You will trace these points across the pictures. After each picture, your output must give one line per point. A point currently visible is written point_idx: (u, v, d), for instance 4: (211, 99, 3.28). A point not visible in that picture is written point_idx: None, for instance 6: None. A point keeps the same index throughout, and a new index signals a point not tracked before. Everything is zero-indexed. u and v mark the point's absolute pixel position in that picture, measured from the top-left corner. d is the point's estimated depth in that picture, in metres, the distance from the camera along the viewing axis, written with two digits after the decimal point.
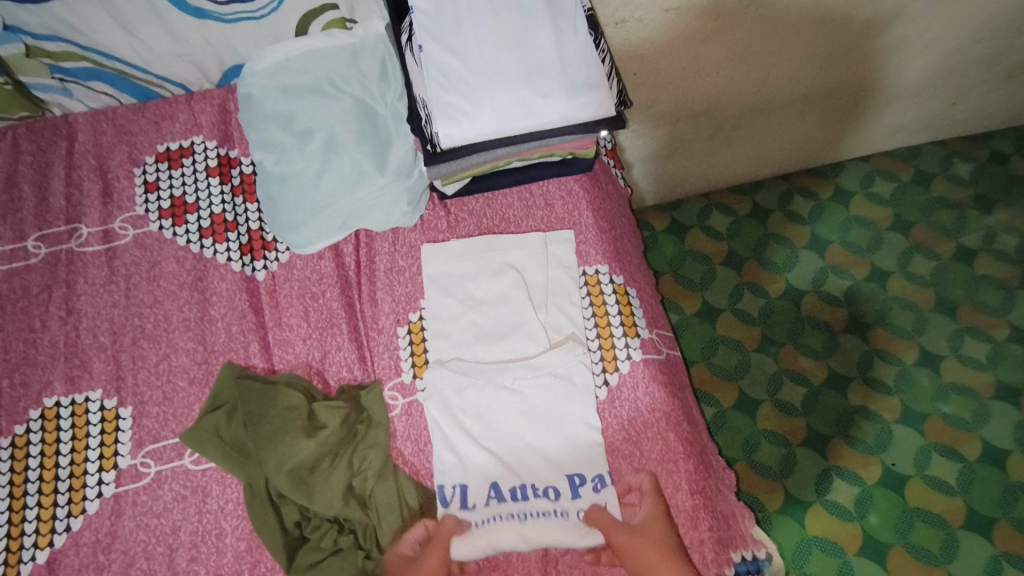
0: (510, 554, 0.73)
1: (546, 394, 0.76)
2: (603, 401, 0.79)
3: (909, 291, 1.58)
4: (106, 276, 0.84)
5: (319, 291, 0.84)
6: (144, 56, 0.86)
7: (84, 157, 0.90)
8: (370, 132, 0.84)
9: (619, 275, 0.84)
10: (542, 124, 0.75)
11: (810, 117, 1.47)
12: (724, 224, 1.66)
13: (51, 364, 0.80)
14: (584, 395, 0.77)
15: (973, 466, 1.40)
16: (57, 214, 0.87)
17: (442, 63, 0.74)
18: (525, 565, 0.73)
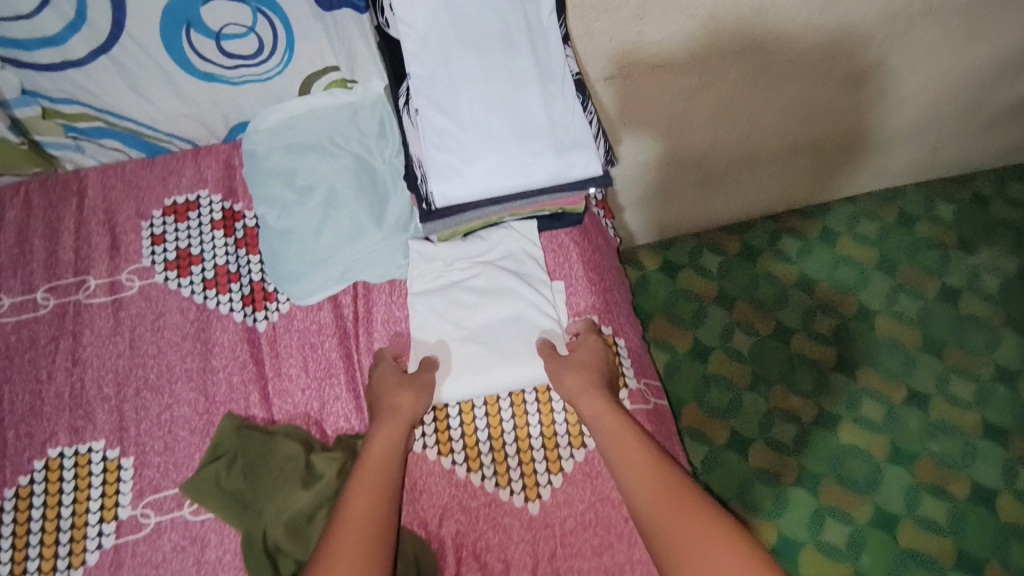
0: None
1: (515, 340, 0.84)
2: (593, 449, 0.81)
3: (896, 330, 1.61)
4: (111, 327, 0.87)
5: (318, 341, 0.87)
6: (154, 116, 0.90)
7: (93, 211, 0.93)
8: (369, 187, 0.89)
9: (608, 326, 0.88)
10: (532, 181, 0.79)
11: (795, 162, 1.52)
12: (715, 263, 1.69)
13: (55, 415, 0.82)
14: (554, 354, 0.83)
15: (963, 505, 1.43)
16: (66, 266, 0.90)
17: (436, 124, 0.78)
18: None
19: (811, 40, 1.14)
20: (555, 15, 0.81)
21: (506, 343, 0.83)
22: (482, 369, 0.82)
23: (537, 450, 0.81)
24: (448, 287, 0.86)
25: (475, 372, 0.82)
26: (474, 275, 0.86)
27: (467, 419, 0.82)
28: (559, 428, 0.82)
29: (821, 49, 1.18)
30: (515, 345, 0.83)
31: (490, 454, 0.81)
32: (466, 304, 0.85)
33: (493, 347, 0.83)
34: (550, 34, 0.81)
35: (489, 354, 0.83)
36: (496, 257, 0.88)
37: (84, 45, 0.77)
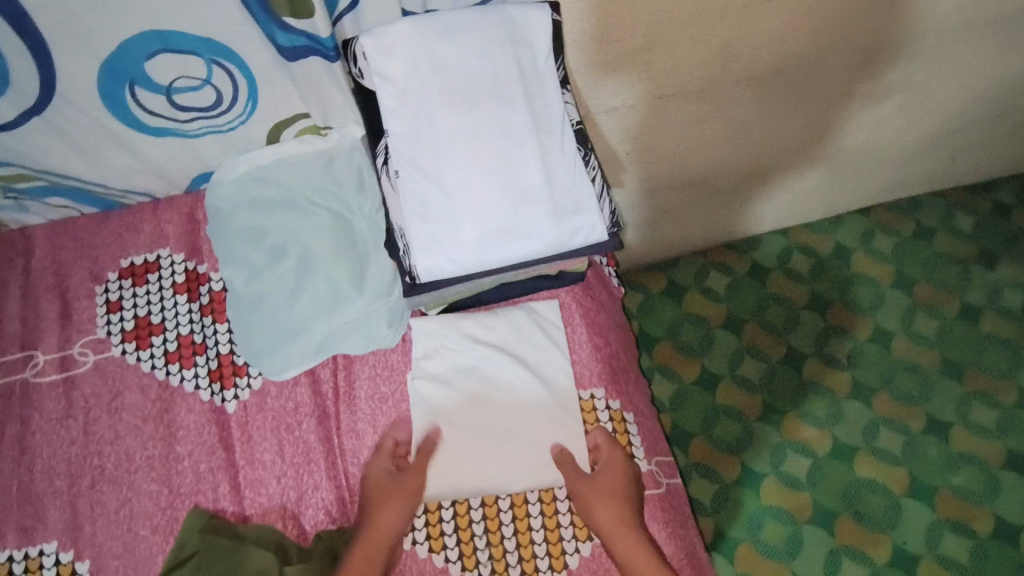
0: None
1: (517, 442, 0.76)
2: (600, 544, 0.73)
3: (914, 352, 1.53)
4: (63, 409, 0.78)
5: (294, 422, 0.78)
6: (103, 174, 0.81)
7: (42, 275, 0.84)
8: (347, 248, 0.80)
9: (616, 399, 0.79)
10: (530, 253, 0.70)
11: (809, 177, 1.43)
12: (722, 284, 1.61)
13: (2, 514, 0.74)
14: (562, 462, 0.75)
15: (986, 542, 1.36)
16: (12, 340, 0.81)
17: (420, 191, 0.70)
18: None
19: (830, 60, 1.05)
20: (553, 61, 0.73)
21: (520, 434, 0.76)
22: (493, 466, 0.75)
23: (538, 544, 0.74)
24: (459, 369, 0.79)
25: (484, 468, 0.74)
26: (486, 357, 0.79)
27: (461, 509, 0.74)
28: (562, 520, 0.74)
29: (840, 69, 1.08)
30: (530, 436, 0.76)
31: (486, 550, 0.73)
32: (479, 390, 0.78)
33: (507, 438, 0.76)
34: (547, 83, 0.73)
35: (502, 446, 0.75)
36: (510, 335, 0.80)
37: (10, 105, 0.68)
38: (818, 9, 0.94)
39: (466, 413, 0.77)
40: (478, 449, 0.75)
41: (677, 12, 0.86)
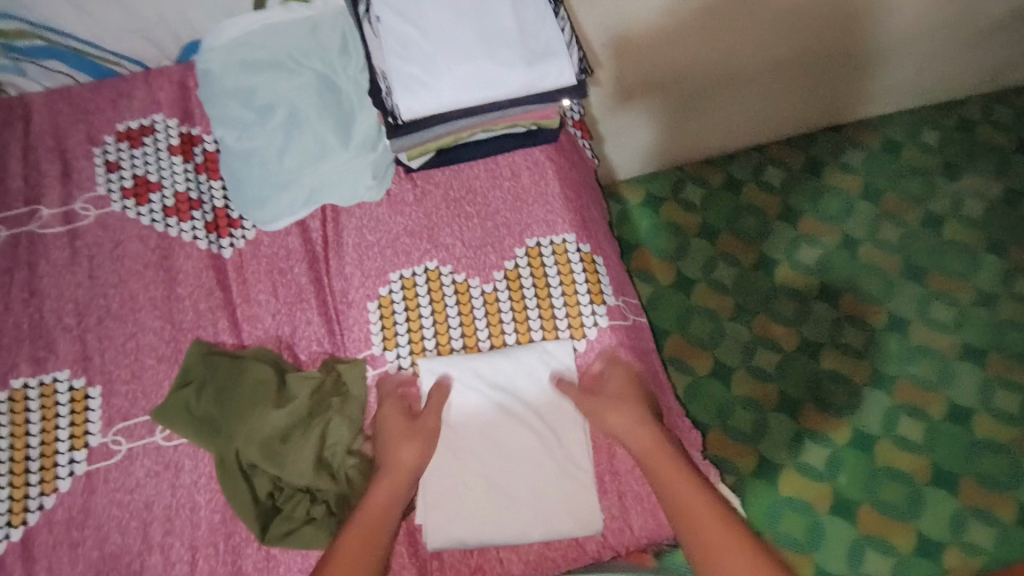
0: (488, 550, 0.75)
1: (527, 486, 0.75)
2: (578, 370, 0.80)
3: (879, 257, 1.59)
4: (69, 257, 0.84)
5: (287, 266, 0.84)
6: (97, 32, 0.86)
7: (41, 137, 0.89)
8: (333, 106, 0.84)
9: (586, 243, 0.86)
10: (505, 93, 0.75)
11: (780, 85, 1.47)
12: (698, 196, 1.66)
13: (16, 346, 0.80)
14: (579, 503, 0.74)
15: (939, 425, 1.44)
16: (16, 195, 0.86)
17: (401, 35, 0.75)
18: None
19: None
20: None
21: (534, 480, 0.75)
22: (504, 520, 0.74)
23: None
24: (473, 414, 0.77)
25: (494, 517, 0.74)
26: (500, 403, 0.77)
27: (443, 339, 0.81)
28: (534, 335, 0.82)
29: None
30: (544, 488, 0.75)
31: None
32: (493, 436, 0.76)
33: (520, 487, 0.75)
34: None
35: (514, 496, 0.74)
36: (525, 376, 0.78)
37: None
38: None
39: (480, 462, 0.75)
40: (491, 499, 0.74)
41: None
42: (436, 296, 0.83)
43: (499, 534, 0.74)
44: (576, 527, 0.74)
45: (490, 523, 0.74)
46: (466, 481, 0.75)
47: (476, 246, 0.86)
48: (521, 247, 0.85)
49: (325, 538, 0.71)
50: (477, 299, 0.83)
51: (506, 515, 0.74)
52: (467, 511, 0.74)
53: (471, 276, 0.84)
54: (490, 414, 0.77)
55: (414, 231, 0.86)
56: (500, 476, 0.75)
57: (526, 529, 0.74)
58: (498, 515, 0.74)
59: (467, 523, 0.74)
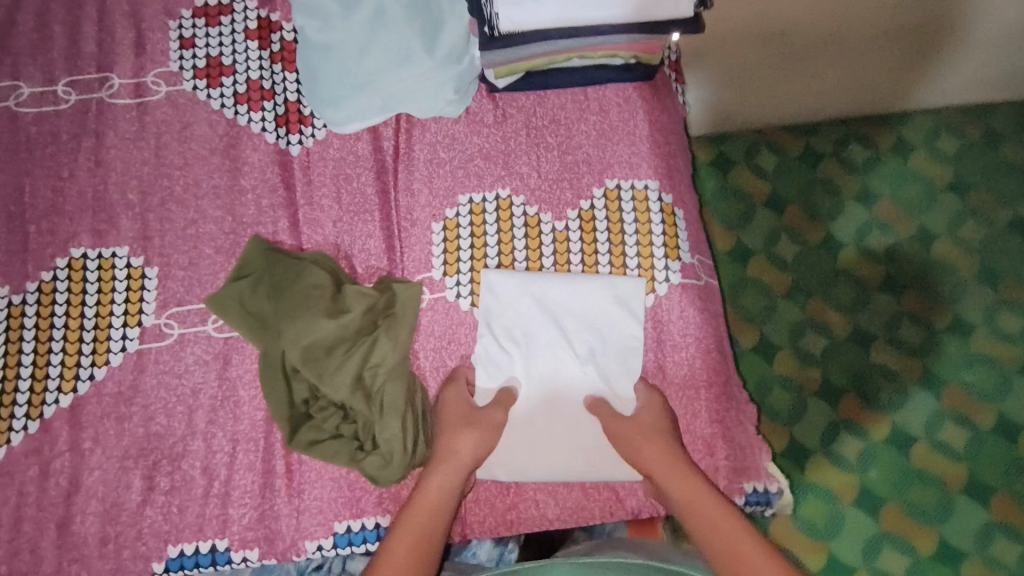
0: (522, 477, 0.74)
1: (572, 433, 0.74)
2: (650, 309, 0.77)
3: (954, 255, 1.42)
4: (136, 131, 0.81)
5: (354, 173, 0.81)
6: None
7: (117, 3, 0.85)
8: (422, 8, 0.76)
9: (668, 193, 0.80)
10: (609, 16, 0.70)
11: (894, 58, 1.30)
12: (772, 162, 1.48)
13: (78, 216, 0.78)
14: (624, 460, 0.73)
15: (984, 436, 1.31)
16: (88, 60, 0.83)
17: None
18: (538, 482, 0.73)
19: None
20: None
21: (574, 425, 0.74)
22: (545, 442, 0.73)
23: None
24: (532, 341, 0.76)
25: (533, 448, 0.73)
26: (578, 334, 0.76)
27: None
28: None
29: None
30: (590, 439, 0.73)
31: None
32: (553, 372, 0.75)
33: (567, 432, 0.74)
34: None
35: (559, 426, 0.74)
36: (591, 316, 0.76)
37: None
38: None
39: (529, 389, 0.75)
40: (544, 435, 0.74)
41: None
42: (504, 226, 0.79)
43: (543, 472, 0.73)
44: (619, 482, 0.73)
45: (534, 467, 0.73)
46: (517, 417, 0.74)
47: (552, 179, 0.81)
48: (600, 188, 0.80)
49: (344, 456, 0.70)
50: (547, 234, 0.79)
51: (549, 460, 0.73)
52: (507, 438, 0.73)
53: (543, 210, 0.80)
54: (556, 347, 0.75)
55: (489, 154, 0.81)
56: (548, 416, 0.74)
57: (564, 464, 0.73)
58: (542, 463, 0.73)
59: (514, 464, 0.73)
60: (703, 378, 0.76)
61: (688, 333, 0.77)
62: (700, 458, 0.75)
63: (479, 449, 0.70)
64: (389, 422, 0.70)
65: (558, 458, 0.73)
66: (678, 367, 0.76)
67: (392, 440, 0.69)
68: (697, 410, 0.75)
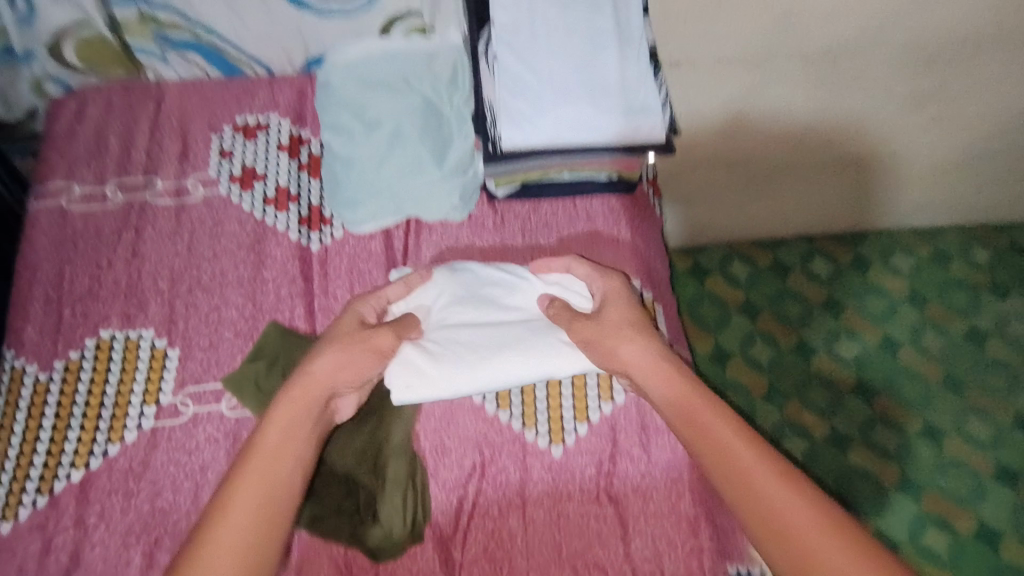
0: (516, 556, 0.75)
1: (493, 340, 0.78)
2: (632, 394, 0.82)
3: (919, 363, 1.51)
4: (173, 227, 0.91)
5: (366, 269, 0.90)
6: (241, 34, 0.95)
7: (168, 119, 0.98)
8: (434, 129, 0.92)
9: (648, 291, 0.90)
10: (597, 139, 0.83)
11: (845, 185, 1.47)
12: (744, 273, 1.61)
13: (111, 301, 0.86)
14: (552, 346, 0.77)
15: (965, 542, 1.33)
16: (137, 166, 0.94)
17: (513, 73, 0.82)
18: (531, 563, 0.75)
19: (858, 6, 1.05)
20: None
21: (491, 336, 0.78)
22: (452, 356, 0.76)
23: (565, 386, 0.83)
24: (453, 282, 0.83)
25: (455, 358, 0.76)
26: (495, 277, 0.83)
27: None
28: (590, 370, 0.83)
29: (877, 42, 1.12)
30: (515, 341, 0.77)
31: (519, 392, 0.83)
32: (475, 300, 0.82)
33: (491, 343, 0.77)
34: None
35: (465, 341, 0.78)
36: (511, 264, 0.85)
37: None
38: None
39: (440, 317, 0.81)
40: (466, 347, 0.77)
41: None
42: None
43: (471, 379, 0.76)
44: (556, 368, 0.77)
45: (457, 372, 0.76)
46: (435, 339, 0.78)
47: None
48: None
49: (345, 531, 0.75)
50: None
51: (479, 368, 0.76)
52: (423, 351, 0.77)
53: None
54: (472, 283, 0.83)
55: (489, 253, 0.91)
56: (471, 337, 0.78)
57: (470, 375, 0.76)
58: (465, 364, 0.76)
59: (433, 379, 0.75)
60: (686, 461, 0.80)
61: None
62: (686, 539, 0.77)
63: (338, 373, 0.71)
64: (392, 494, 0.76)
65: (483, 364, 0.76)
66: (662, 451, 0.80)
67: (393, 513, 0.75)
68: (682, 492, 0.79)
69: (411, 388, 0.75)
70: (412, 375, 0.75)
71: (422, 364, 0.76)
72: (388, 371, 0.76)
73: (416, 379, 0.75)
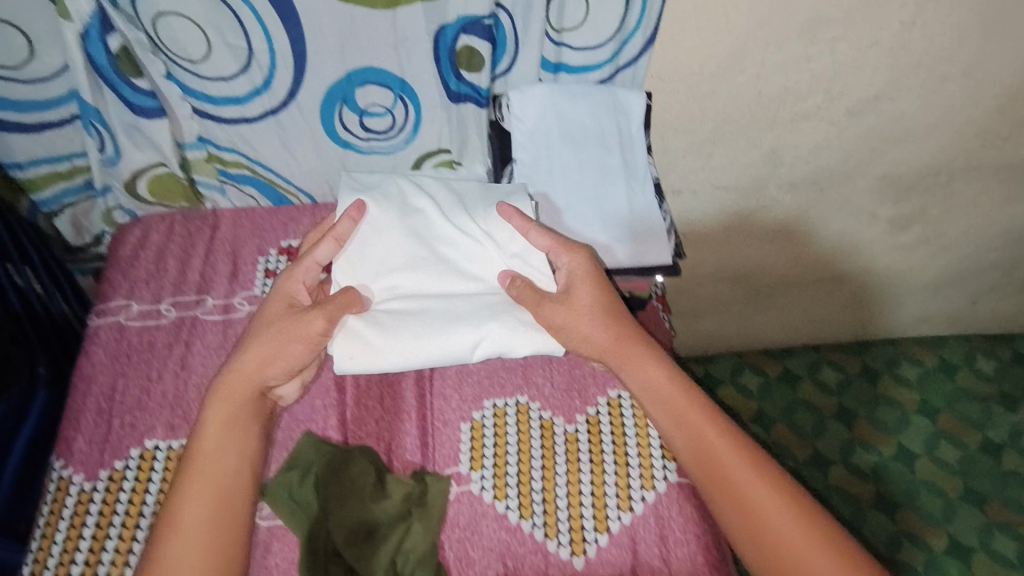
0: None
1: (433, 315, 0.87)
2: (649, 505, 0.85)
3: (938, 476, 1.51)
4: (219, 341, 0.98)
5: (397, 380, 0.96)
6: (292, 169, 1.06)
7: (221, 244, 1.08)
8: None
9: None
10: (610, 260, 0.93)
11: (845, 298, 1.55)
12: (754, 383, 1.65)
13: (157, 411, 0.91)
14: (484, 328, 0.86)
15: None
16: (190, 286, 1.04)
17: (534, 206, 0.94)
18: None
19: (839, 144, 1.16)
20: (643, 126, 0.95)
21: (431, 311, 0.87)
22: (394, 329, 0.86)
23: (585, 497, 0.86)
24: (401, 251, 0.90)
25: (397, 331, 0.86)
26: (447, 243, 0.92)
27: (524, 468, 0.88)
28: (608, 480, 0.87)
29: (857, 175, 1.23)
30: (454, 317, 0.87)
31: (541, 503, 0.85)
32: (420, 269, 0.90)
33: (432, 317, 0.87)
34: (636, 136, 0.96)
35: (408, 314, 0.87)
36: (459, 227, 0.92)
37: (259, 106, 0.93)
38: (848, 123, 1.12)
39: (386, 282, 0.89)
40: (409, 321, 0.86)
41: (728, 112, 1.07)
42: (523, 429, 0.91)
43: (409, 355, 0.85)
44: (485, 345, 0.86)
45: (396, 341, 0.85)
46: (384, 309, 0.87)
47: (563, 389, 0.95)
48: (603, 397, 0.95)
49: None
50: (559, 438, 0.91)
51: (416, 341, 0.85)
52: (370, 323, 0.86)
53: (555, 415, 0.93)
54: (419, 250, 0.91)
55: (510, 366, 0.97)
56: (417, 308, 0.87)
57: (411, 349, 0.85)
58: (403, 335, 0.85)
59: (376, 352, 0.85)
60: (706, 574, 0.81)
61: (688, 529, 0.84)
62: None
63: (266, 367, 0.82)
64: None
65: (422, 340, 0.85)
66: (682, 563, 0.82)
67: None
68: None
69: (354, 360, 0.85)
70: (354, 347, 0.85)
71: (368, 333, 0.85)
72: (335, 342, 0.85)
73: (358, 348, 0.85)
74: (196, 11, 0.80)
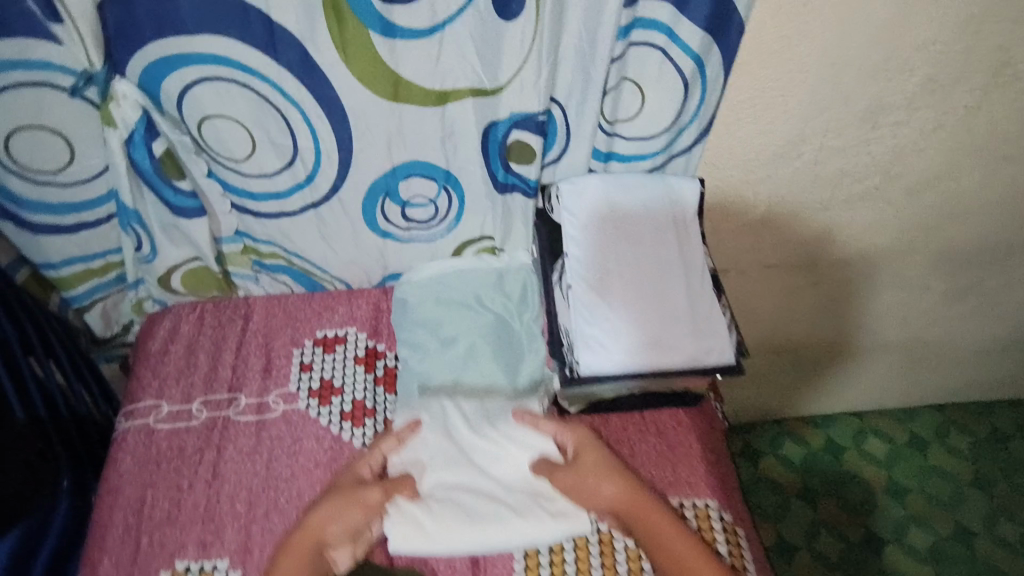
0: None
1: (492, 506, 0.84)
2: None
3: (1001, 559, 1.42)
4: (253, 445, 0.94)
5: None
6: (330, 259, 1.01)
7: (254, 335, 1.04)
8: (505, 346, 0.98)
9: (728, 511, 0.88)
10: (672, 362, 0.85)
11: (891, 367, 1.48)
12: (798, 454, 1.56)
13: (189, 526, 0.87)
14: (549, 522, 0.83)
15: None
16: (222, 381, 1.00)
17: (590, 303, 0.87)
18: None
19: (896, 224, 1.12)
20: (695, 215, 0.93)
21: (489, 501, 0.84)
22: (448, 518, 0.82)
23: None
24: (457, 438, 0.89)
25: (453, 521, 0.82)
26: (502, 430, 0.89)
27: None
28: None
29: (911, 250, 1.18)
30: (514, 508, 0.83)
31: None
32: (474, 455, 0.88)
33: (491, 511, 0.83)
34: (690, 224, 0.92)
35: (464, 503, 0.84)
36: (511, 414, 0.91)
37: (300, 198, 0.89)
38: (906, 203, 1.08)
39: (439, 476, 0.86)
40: (465, 509, 0.83)
41: (781, 193, 1.03)
42: (580, 542, 0.85)
43: (466, 546, 0.81)
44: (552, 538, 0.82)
45: (454, 536, 0.81)
46: (438, 499, 0.84)
47: None
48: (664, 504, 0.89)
49: None
50: (620, 551, 0.84)
51: (475, 536, 0.81)
52: (423, 510, 0.83)
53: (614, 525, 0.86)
54: (473, 435, 0.89)
55: None
56: (472, 496, 0.84)
57: (465, 537, 0.81)
58: (462, 530, 0.82)
59: (432, 542, 0.81)
60: None
61: None
62: None
63: (331, 523, 0.79)
64: None
65: (483, 533, 0.82)
66: None
67: None
68: None
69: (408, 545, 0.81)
70: (408, 537, 0.81)
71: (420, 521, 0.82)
72: (389, 526, 0.82)
73: (412, 538, 0.81)
74: (243, 114, 0.77)
